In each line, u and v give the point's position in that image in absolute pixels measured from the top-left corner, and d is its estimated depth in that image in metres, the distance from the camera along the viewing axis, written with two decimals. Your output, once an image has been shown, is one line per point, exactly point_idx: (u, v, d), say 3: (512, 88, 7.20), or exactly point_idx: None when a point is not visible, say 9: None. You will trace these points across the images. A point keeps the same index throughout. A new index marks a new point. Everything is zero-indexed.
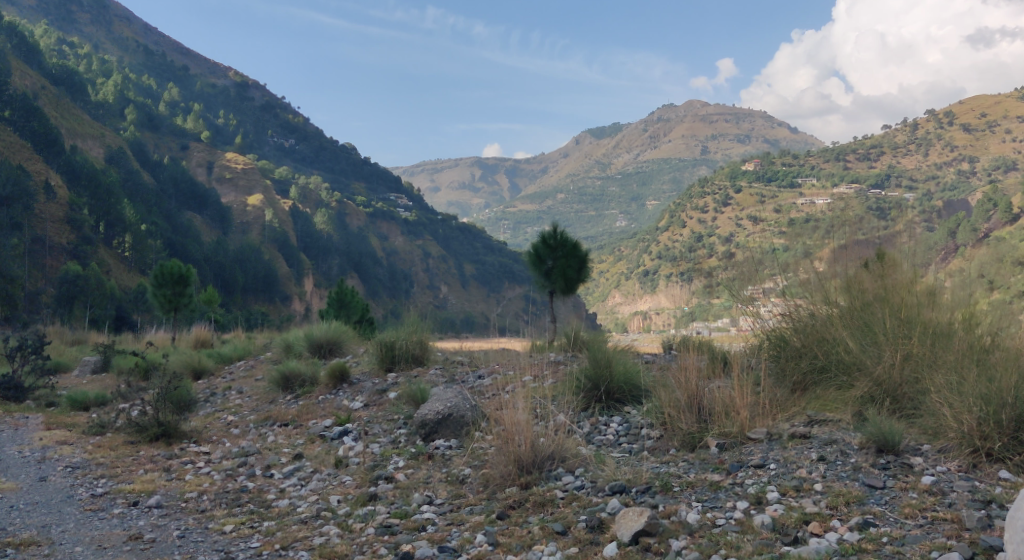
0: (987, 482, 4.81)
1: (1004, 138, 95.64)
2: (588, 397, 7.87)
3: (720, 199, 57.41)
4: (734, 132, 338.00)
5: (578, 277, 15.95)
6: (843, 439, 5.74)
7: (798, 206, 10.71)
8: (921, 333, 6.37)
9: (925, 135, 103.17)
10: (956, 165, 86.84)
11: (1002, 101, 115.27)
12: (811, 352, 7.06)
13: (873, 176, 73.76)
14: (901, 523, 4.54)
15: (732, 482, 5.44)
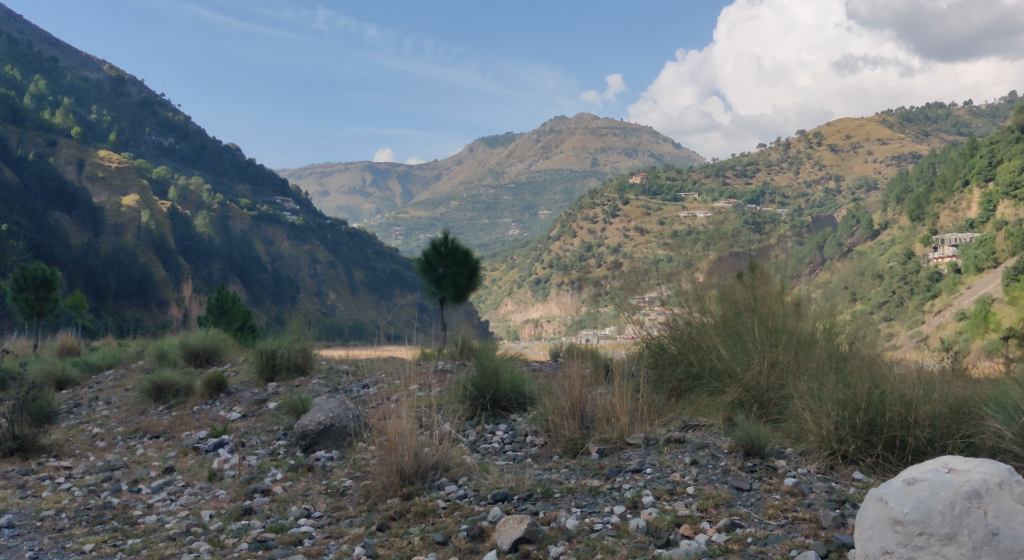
0: (842, 483, 5.09)
1: (867, 159, 102.89)
2: (473, 405, 7.86)
3: (609, 210, 58.99)
4: (624, 145, 348.43)
5: (469, 285, 15.97)
6: (715, 443, 5.99)
7: (680, 219, 11.10)
8: (787, 342, 6.72)
9: (796, 155, 109.75)
10: (823, 183, 92.69)
11: (865, 125, 124.14)
12: (687, 360, 7.35)
13: (749, 192, 77.75)
14: (765, 523, 4.74)
15: (610, 487, 5.56)
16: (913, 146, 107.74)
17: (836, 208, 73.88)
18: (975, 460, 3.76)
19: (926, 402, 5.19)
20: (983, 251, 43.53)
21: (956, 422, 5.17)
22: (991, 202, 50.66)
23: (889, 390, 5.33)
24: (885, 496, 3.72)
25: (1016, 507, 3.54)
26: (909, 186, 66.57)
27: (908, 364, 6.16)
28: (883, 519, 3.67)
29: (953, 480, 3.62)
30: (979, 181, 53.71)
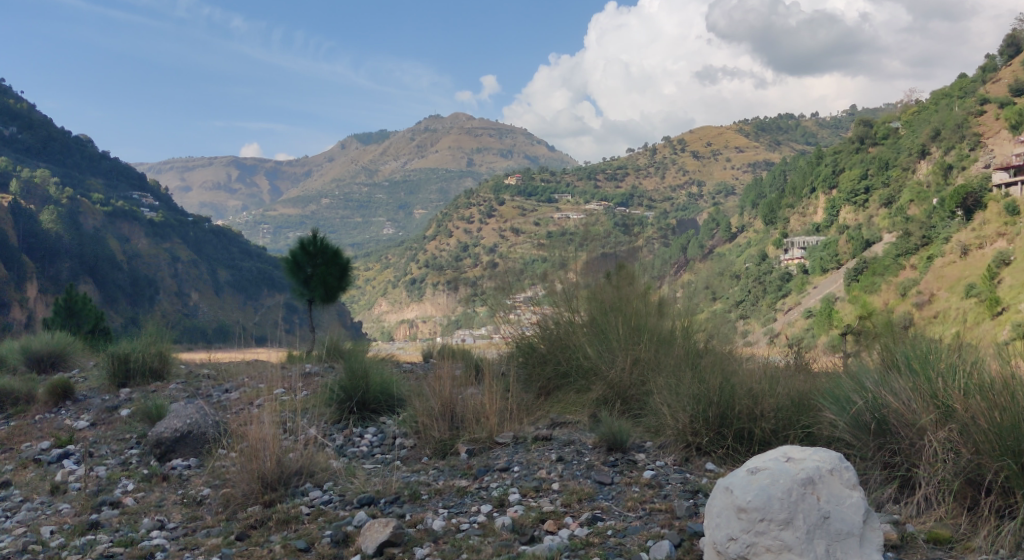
0: (696, 473, 5.31)
1: (726, 166, 108.80)
2: (341, 409, 7.70)
3: (485, 211, 59.42)
4: (499, 146, 351.77)
5: (339, 285, 15.68)
6: (580, 439, 6.15)
7: (554, 221, 11.36)
8: (648, 339, 6.98)
9: (663, 160, 114.45)
10: (687, 189, 97.26)
11: (724, 133, 131.28)
12: (555, 359, 7.49)
13: (619, 195, 80.45)
14: (624, 515, 4.86)
15: (478, 487, 5.59)
16: (766, 154, 114.92)
17: (698, 212, 77.70)
18: (810, 448, 3.91)
19: (770, 396, 5.49)
20: (827, 253, 47.00)
21: (799, 413, 5.47)
22: (834, 208, 54.85)
23: (738, 384, 5.62)
24: (731, 485, 3.78)
25: (846, 491, 3.69)
26: (763, 192, 70.98)
27: (757, 360, 6.53)
28: (729, 507, 3.72)
29: (791, 468, 3.73)
30: (824, 188, 58.05)
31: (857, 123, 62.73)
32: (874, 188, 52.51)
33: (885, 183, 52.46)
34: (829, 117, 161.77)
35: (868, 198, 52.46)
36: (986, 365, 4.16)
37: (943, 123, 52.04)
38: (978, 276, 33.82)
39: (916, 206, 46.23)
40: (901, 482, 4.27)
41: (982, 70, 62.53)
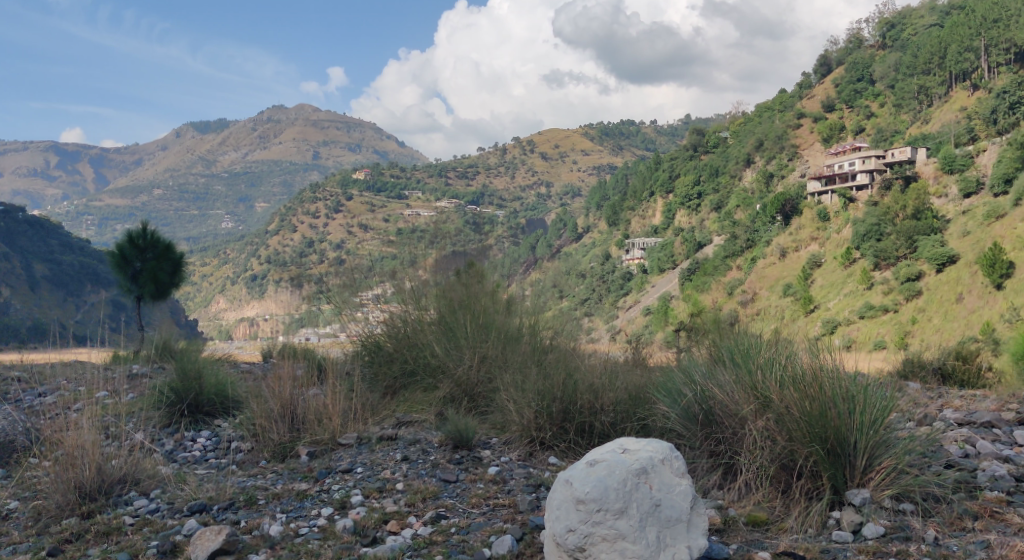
0: (539, 468, 5.36)
1: (573, 168, 112.57)
2: (171, 412, 7.23)
3: (332, 206, 57.79)
4: (347, 140, 344.24)
5: (171, 281, 14.74)
6: (425, 438, 6.10)
7: (405, 217, 11.25)
8: (495, 337, 7.04)
9: (512, 160, 116.32)
10: (535, 189, 99.57)
11: (570, 136, 135.68)
12: (401, 357, 7.38)
13: (469, 193, 81.02)
14: (468, 512, 4.82)
15: (319, 490, 5.40)
16: (610, 159, 119.85)
17: (546, 213, 79.71)
18: (644, 440, 4.05)
19: (610, 390, 5.66)
20: (664, 254, 49.57)
21: (636, 406, 5.66)
22: (670, 211, 58.02)
23: (580, 379, 5.77)
24: (570, 478, 3.86)
25: (676, 480, 3.85)
26: (607, 194, 73.88)
27: (598, 356, 6.75)
28: (568, 500, 3.79)
29: (627, 460, 3.85)
30: (662, 191, 61.28)
31: (691, 131, 66.78)
32: (706, 194, 56.09)
33: (716, 189, 56.17)
34: (666, 124, 171.26)
35: (700, 202, 55.95)
36: (799, 358, 4.48)
37: (765, 134, 56.42)
38: (794, 276, 37.06)
39: (742, 211, 49.85)
40: (725, 469, 4.56)
41: (798, 87, 68.43)
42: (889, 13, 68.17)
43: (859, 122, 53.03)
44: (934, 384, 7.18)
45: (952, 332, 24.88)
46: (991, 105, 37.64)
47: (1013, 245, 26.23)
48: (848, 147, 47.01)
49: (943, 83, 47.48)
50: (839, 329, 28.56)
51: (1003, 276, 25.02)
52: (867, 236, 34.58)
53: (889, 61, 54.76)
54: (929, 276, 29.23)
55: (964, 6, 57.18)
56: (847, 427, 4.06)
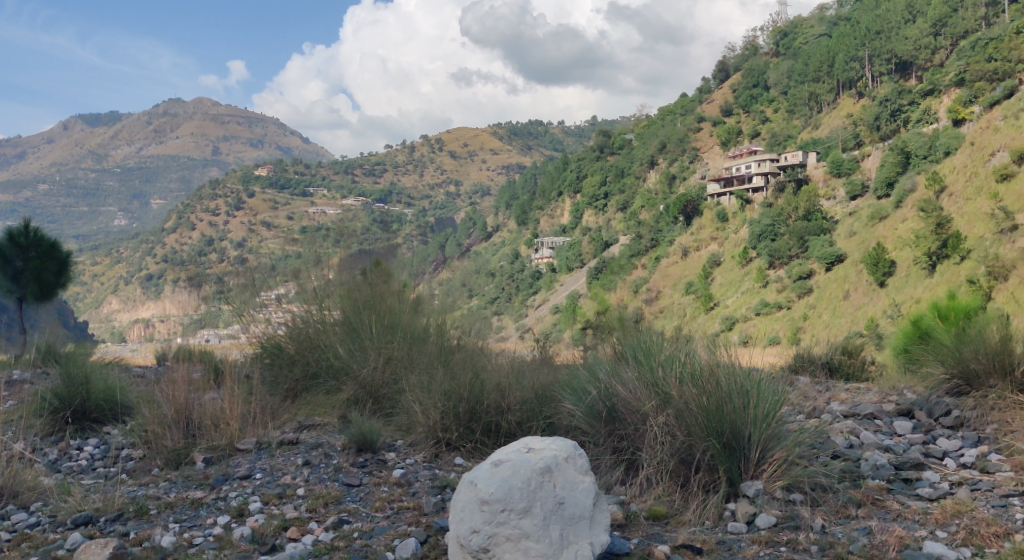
0: (445, 469, 5.28)
1: (482, 168, 112.91)
2: (54, 420, 6.80)
3: (233, 203, 55.37)
4: (249, 134, 333.78)
5: (56, 282, 13.92)
6: (328, 442, 5.95)
7: (310, 214, 11.01)
8: (401, 337, 6.94)
9: (420, 157, 115.54)
10: (444, 188, 99.27)
11: (479, 135, 135.92)
12: (303, 359, 7.18)
13: (377, 191, 79.95)
14: (371, 516, 4.71)
15: (214, 498, 5.19)
16: (518, 159, 120.96)
17: (455, 212, 79.56)
18: (548, 438, 4.05)
19: (517, 390, 5.63)
20: (572, 253, 50.27)
21: (542, 405, 5.65)
22: (578, 211, 59.01)
23: (487, 379, 5.74)
24: (474, 479, 3.82)
25: (579, 477, 3.86)
26: (516, 194, 74.38)
27: (506, 354, 6.74)
28: (472, 501, 3.77)
29: (530, 458, 3.84)
30: (569, 191, 62.22)
31: (598, 133, 68.05)
32: (612, 194, 57.31)
33: (621, 190, 57.43)
34: (573, 125, 174.19)
35: (606, 203, 57.16)
36: (698, 355, 4.60)
37: (668, 137, 58.09)
38: (695, 275, 38.36)
39: (647, 211, 51.11)
40: (627, 465, 4.63)
41: (698, 92, 70.82)
42: (782, 22, 71.40)
43: (755, 126, 55.29)
44: (822, 376, 7.54)
45: (840, 327, 26.23)
46: (874, 113, 39.88)
47: (894, 245, 27.85)
48: (745, 151, 48.90)
49: (831, 90, 50.06)
50: (737, 325, 29.68)
51: (886, 275, 26.52)
52: (763, 235, 36.12)
53: (782, 68, 57.25)
54: (819, 274, 30.77)
55: (849, 18, 60.47)
56: (742, 421, 4.19)
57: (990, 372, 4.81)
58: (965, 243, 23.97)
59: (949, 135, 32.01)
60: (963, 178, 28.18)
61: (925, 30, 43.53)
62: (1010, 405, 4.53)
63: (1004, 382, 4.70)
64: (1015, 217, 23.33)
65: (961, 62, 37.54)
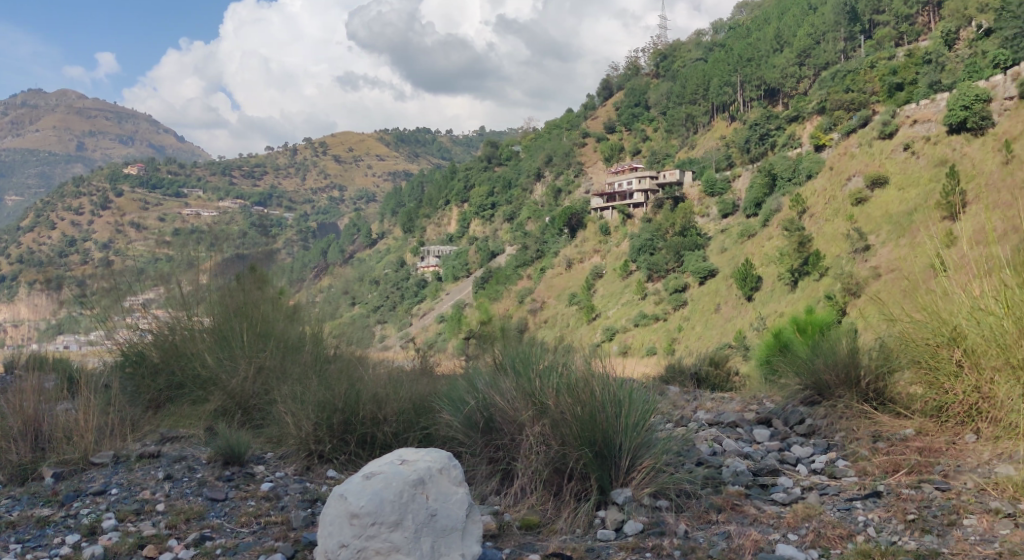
0: (316, 482, 5.12)
1: (366, 174, 111.49)
2: None
3: (99, 199, 51.99)
4: (119, 129, 315.65)
5: None
6: (192, 455, 5.65)
7: (184, 216, 10.53)
8: (275, 347, 6.71)
9: (304, 160, 112.73)
10: (327, 193, 97.29)
11: (365, 141, 134.24)
12: (169, 368, 6.82)
13: (257, 193, 77.26)
14: (236, 532, 4.49)
15: (64, 516, 4.81)
16: (405, 167, 120.49)
17: (339, 218, 78.00)
18: (423, 449, 3.99)
19: (394, 400, 5.53)
20: (458, 263, 50.32)
21: (419, 416, 5.57)
22: (465, 220, 59.30)
23: (363, 389, 5.62)
24: (345, 492, 3.75)
25: (453, 488, 3.81)
26: (402, 201, 73.77)
27: (384, 365, 6.63)
28: (342, 515, 3.69)
29: (404, 470, 3.77)
30: (456, 200, 62.40)
31: (485, 143, 68.60)
32: (499, 205, 57.92)
33: (508, 201, 58.07)
34: (460, 135, 175.18)
35: (493, 213, 57.70)
36: (574, 364, 4.68)
37: (554, 150, 59.18)
38: (578, 286, 39.29)
39: (532, 223, 51.89)
40: (503, 475, 4.65)
41: (583, 108, 72.66)
42: (662, 45, 74.36)
43: (636, 144, 57.24)
44: (691, 386, 7.84)
45: (711, 338, 27.44)
46: (745, 136, 42.08)
47: (761, 261, 29.49)
48: (626, 167, 50.48)
49: (706, 112, 52.52)
50: (617, 336, 30.56)
51: (754, 289, 27.99)
52: (642, 249, 37.41)
53: (661, 89, 59.65)
54: (693, 287, 32.15)
55: (724, 44, 63.73)
56: (614, 429, 4.29)
57: (841, 382, 5.12)
58: (825, 261, 25.60)
59: (810, 159, 34.19)
60: (823, 200, 30.14)
61: (791, 60, 46.44)
62: (855, 415, 4.85)
63: (851, 392, 5.02)
64: (868, 238, 25.14)
65: (822, 91, 40.21)
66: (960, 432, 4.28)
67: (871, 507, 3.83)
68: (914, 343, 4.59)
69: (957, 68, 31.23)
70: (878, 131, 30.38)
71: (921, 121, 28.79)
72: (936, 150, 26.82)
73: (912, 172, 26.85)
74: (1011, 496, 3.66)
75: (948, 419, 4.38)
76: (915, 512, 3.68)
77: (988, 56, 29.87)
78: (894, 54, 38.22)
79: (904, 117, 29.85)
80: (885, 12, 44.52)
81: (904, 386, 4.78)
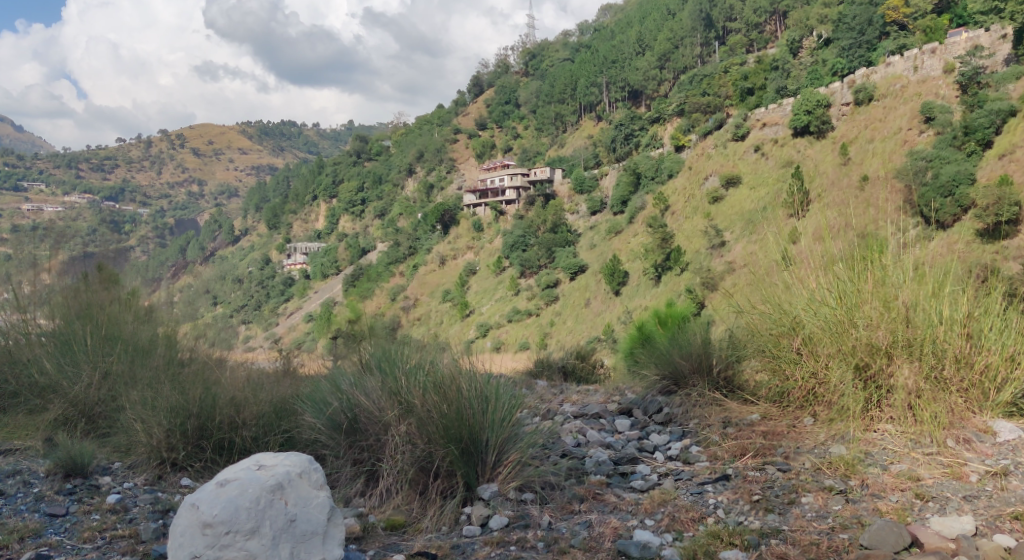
0: (169, 492, 4.84)
1: (228, 167, 107.11)
2: None
3: None
4: None
5: None
6: (28, 468, 5.18)
7: (23, 211, 9.73)
8: (124, 351, 6.28)
9: (159, 152, 106.61)
10: (186, 187, 92.83)
11: (227, 133, 128.84)
12: (2, 376, 6.23)
13: (107, 188, 72.60)
14: (77, 549, 4.16)
15: None
16: (270, 162, 116.65)
17: (199, 214, 74.59)
18: (282, 454, 3.84)
19: (253, 404, 5.31)
20: (327, 260, 49.19)
21: (280, 419, 5.38)
22: (334, 216, 58.11)
23: (220, 393, 5.36)
24: (197, 501, 3.56)
25: (313, 492, 3.71)
26: (267, 196, 71.34)
27: (244, 367, 6.37)
28: (194, 525, 3.50)
29: (260, 476, 3.63)
30: (325, 196, 61.04)
31: (354, 138, 67.35)
32: (369, 201, 57.11)
33: (379, 197, 57.24)
34: (329, 129, 171.45)
35: (364, 209, 56.90)
36: (440, 363, 4.66)
37: (425, 146, 58.83)
38: (451, 283, 39.36)
39: (404, 219, 51.47)
40: (367, 476, 4.56)
41: (454, 105, 72.67)
42: (531, 44, 75.49)
43: (507, 141, 57.87)
44: (558, 380, 8.00)
45: (582, 332, 28.11)
46: (611, 135, 43.40)
47: (628, 257, 30.55)
48: (498, 164, 50.91)
49: (574, 112, 53.80)
50: (490, 332, 30.83)
51: (621, 284, 28.95)
52: (514, 246, 37.90)
53: (530, 88, 60.59)
54: (564, 283, 32.87)
55: (589, 46, 65.47)
56: (481, 426, 4.30)
57: (693, 372, 5.40)
58: (685, 257, 26.79)
59: (671, 159, 35.67)
60: (683, 199, 31.57)
61: (652, 63, 48.29)
62: (708, 402, 5.10)
63: (703, 381, 5.29)
64: (723, 234, 26.52)
65: (681, 94, 42.07)
66: (800, 415, 4.58)
67: (720, 490, 4.03)
68: (759, 334, 4.88)
69: (800, 75, 33.45)
70: (732, 133, 32.09)
71: (769, 124, 30.60)
72: (783, 152, 28.64)
73: (762, 172, 28.54)
74: (842, 473, 3.96)
75: (789, 403, 4.68)
76: (759, 493, 3.91)
77: (827, 65, 32.13)
78: (745, 60, 40.49)
79: (754, 120, 31.64)
80: (737, 19, 47.08)
81: (749, 374, 5.07)
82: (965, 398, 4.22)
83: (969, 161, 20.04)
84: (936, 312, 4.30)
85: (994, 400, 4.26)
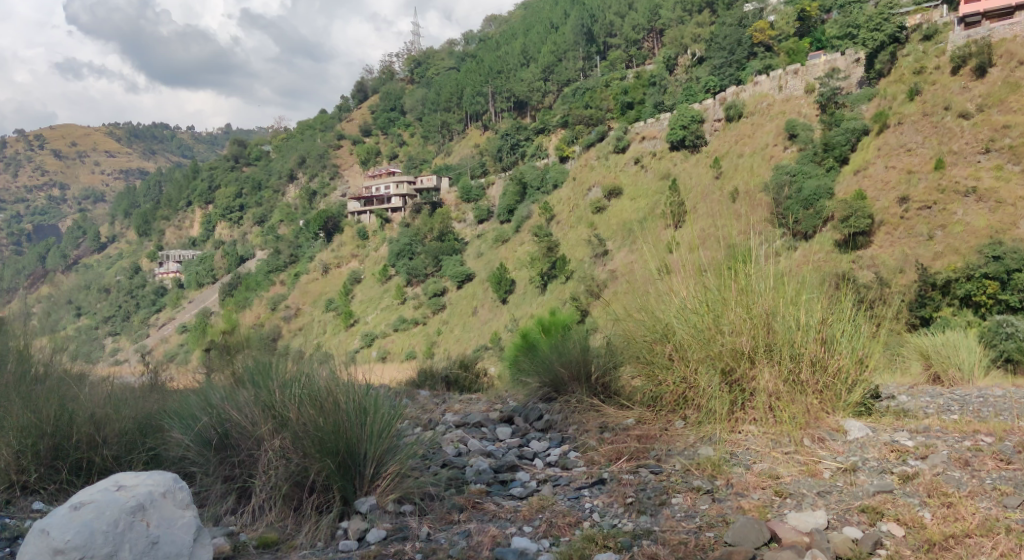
0: (18, 517, 4.47)
1: (93, 170, 101.20)
2: None
3: None
4: None
5: None
6: None
7: None
8: None
9: (15, 152, 99.12)
10: (46, 190, 86.96)
11: (91, 134, 121.86)
12: None
13: None
14: None
15: None
16: (141, 166, 111.06)
17: (60, 220, 70.02)
18: (144, 473, 3.62)
19: (115, 421, 5.01)
20: (203, 268, 47.20)
21: (144, 436, 5.09)
22: (210, 222, 55.82)
23: (76, 409, 5.01)
24: (48, 527, 3.31)
25: (178, 512, 3.52)
26: (137, 202, 67.82)
27: (106, 382, 5.97)
28: (43, 552, 3.26)
29: (119, 497, 3.41)
30: (200, 202, 58.59)
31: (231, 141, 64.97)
32: (248, 207, 55.31)
33: (259, 204, 55.47)
34: (206, 132, 165.05)
35: (242, 216, 55.02)
36: (317, 374, 4.53)
37: (307, 152, 57.42)
38: (336, 292, 38.62)
39: (285, 226, 50.10)
40: (239, 493, 4.37)
41: (338, 110, 71.32)
42: (416, 52, 75.19)
43: (393, 148, 57.38)
44: (441, 390, 7.94)
45: (469, 340, 28.10)
46: (497, 145, 43.78)
47: (514, 266, 30.87)
48: (383, 171, 50.37)
49: (460, 120, 53.95)
50: (376, 342, 30.42)
51: (507, 292, 29.23)
52: (401, 254, 37.61)
53: (416, 97, 60.42)
54: (451, 291, 32.88)
55: (474, 56, 65.87)
56: (358, 439, 4.21)
57: (573, 379, 5.51)
58: (569, 265, 27.28)
59: (556, 170, 36.35)
60: (568, 209, 32.19)
61: (537, 75, 49.17)
62: (586, 408, 5.22)
63: (582, 388, 5.41)
64: (605, 244, 27.26)
65: (565, 106, 43.01)
66: (671, 419, 4.75)
67: (596, 494, 4.11)
68: (634, 340, 5.01)
69: (676, 92, 34.84)
70: (613, 146, 33.07)
71: (648, 138, 31.72)
72: (661, 164, 29.74)
73: (641, 184, 29.52)
74: (709, 473, 4.12)
75: (662, 408, 4.84)
76: (633, 495, 4.02)
77: (701, 82, 33.71)
78: (624, 75, 41.83)
79: (634, 134, 32.71)
80: (617, 35, 48.59)
81: (626, 380, 5.21)
82: (820, 399, 4.52)
83: (828, 176, 21.49)
84: (794, 318, 4.58)
85: (846, 401, 4.59)
